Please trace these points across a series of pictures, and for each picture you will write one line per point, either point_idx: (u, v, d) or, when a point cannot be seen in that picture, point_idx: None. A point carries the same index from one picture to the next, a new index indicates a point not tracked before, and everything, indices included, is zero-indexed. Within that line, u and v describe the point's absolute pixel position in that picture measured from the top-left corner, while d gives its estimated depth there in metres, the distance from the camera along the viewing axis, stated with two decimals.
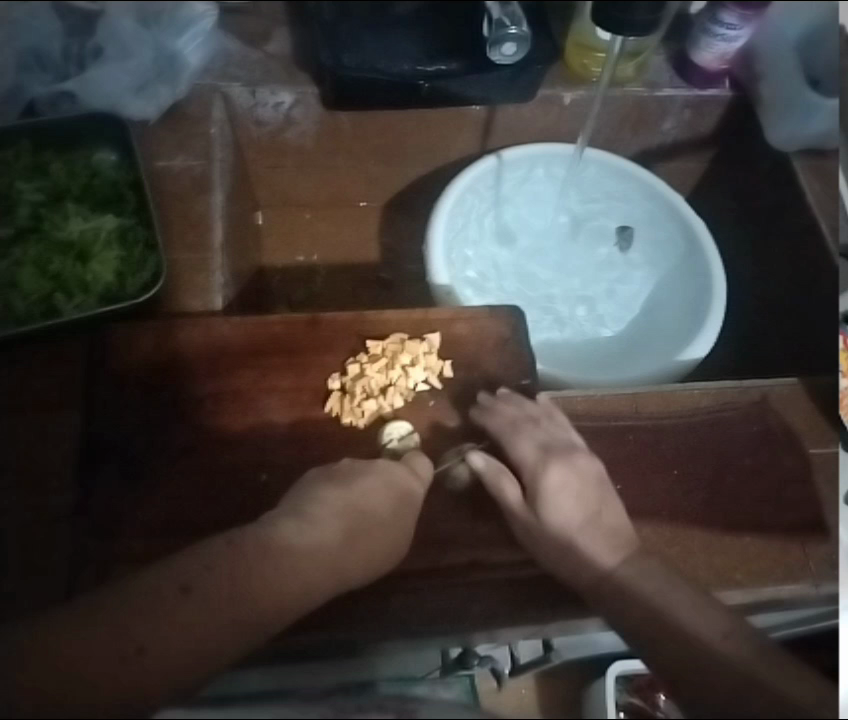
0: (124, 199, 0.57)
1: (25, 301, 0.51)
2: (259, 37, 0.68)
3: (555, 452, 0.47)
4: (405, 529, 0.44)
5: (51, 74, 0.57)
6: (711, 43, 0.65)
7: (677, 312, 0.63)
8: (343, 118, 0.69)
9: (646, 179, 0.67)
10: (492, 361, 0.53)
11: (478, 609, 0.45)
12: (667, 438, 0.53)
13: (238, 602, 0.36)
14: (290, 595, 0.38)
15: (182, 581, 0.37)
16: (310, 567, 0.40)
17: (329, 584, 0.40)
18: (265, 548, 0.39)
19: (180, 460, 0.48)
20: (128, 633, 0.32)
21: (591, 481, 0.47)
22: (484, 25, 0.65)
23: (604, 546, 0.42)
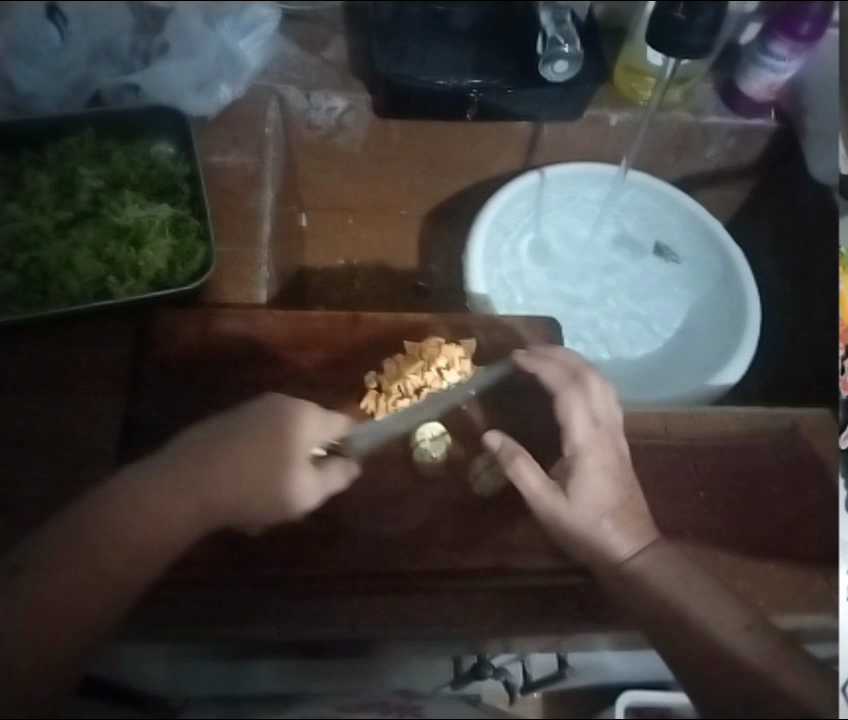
0: (179, 190, 0.59)
1: (79, 282, 0.54)
2: (316, 44, 0.71)
3: (599, 438, 0.49)
4: (293, 489, 0.46)
5: (119, 67, 0.60)
6: (759, 73, 0.65)
7: (711, 337, 0.61)
8: (394, 126, 0.72)
9: (686, 203, 0.65)
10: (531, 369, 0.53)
11: (499, 614, 0.46)
12: (692, 458, 0.53)
13: (93, 569, 0.42)
14: (147, 546, 0.43)
15: (66, 546, 0.43)
16: (172, 522, 0.45)
17: (186, 527, 0.45)
18: (142, 507, 0.44)
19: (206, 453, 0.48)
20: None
21: (625, 465, 0.49)
22: (539, 43, 0.70)
23: (626, 535, 0.45)
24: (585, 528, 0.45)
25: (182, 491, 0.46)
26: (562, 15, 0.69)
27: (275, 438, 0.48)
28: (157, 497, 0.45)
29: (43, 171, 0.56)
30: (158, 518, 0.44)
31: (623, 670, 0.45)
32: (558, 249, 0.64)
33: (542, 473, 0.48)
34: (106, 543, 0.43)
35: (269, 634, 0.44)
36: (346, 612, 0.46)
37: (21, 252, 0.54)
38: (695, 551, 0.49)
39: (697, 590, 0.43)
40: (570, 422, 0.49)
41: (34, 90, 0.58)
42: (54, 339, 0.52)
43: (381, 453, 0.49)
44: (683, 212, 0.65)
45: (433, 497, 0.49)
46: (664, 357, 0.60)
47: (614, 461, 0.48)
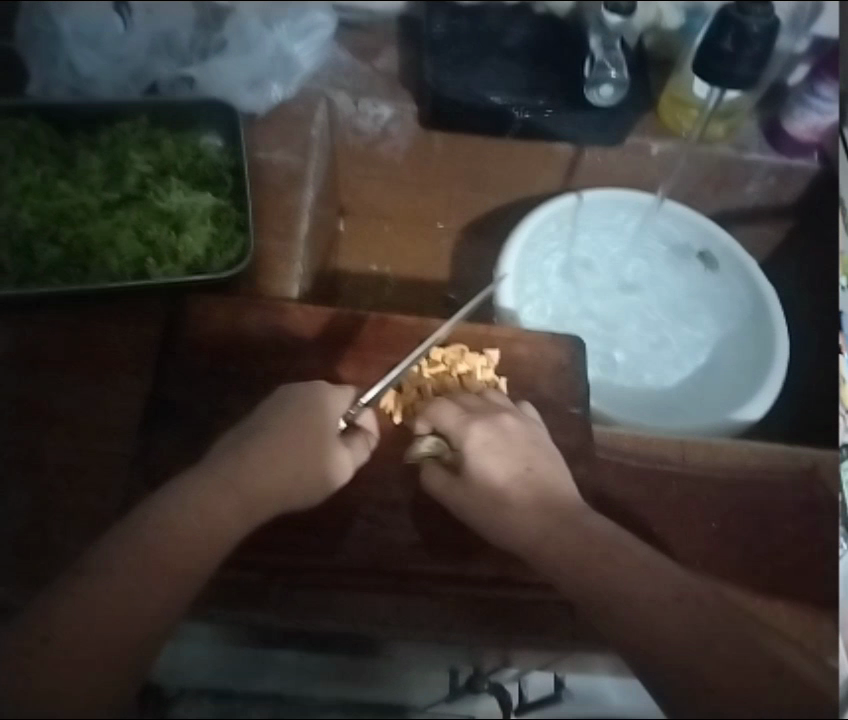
0: (223, 181, 0.60)
1: (119, 261, 0.56)
2: (368, 53, 0.71)
3: (478, 416, 0.51)
4: (324, 477, 0.48)
5: (177, 61, 0.64)
6: (805, 113, 0.68)
7: (733, 375, 0.60)
8: (437, 140, 0.70)
9: (726, 240, 0.65)
10: (547, 385, 0.55)
11: (491, 630, 0.47)
12: (708, 487, 0.53)
13: (151, 567, 0.42)
14: (194, 544, 0.44)
15: (117, 549, 0.43)
16: (220, 512, 0.45)
17: (237, 524, 0.46)
18: (192, 501, 0.45)
19: (250, 455, 0.48)
20: (55, 622, 0.40)
21: (526, 439, 0.51)
22: (586, 66, 0.70)
23: (537, 504, 0.48)
24: (495, 512, 0.48)
25: (225, 488, 0.46)
26: (611, 40, 0.70)
27: (302, 424, 0.49)
28: (203, 491, 0.46)
29: (95, 153, 0.58)
30: (201, 516, 0.45)
31: (616, 703, 0.47)
32: (596, 270, 0.63)
33: (446, 475, 0.50)
34: (164, 542, 0.43)
35: (278, 621, 0.46)
36: (346, 612, 0.46)
37: (67, 228, 0.55)
38: (702, 579, 0.49)
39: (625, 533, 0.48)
40: (451, 410, 0.52)
41: (95, 74, 0.62)
42: (89, 316, 0.53)
43: (398, 452, 0.51)
44: (722, 247, 0.65)
45: (420, 503, 0.49)
46: (681, 393, 0.60)
47: (510, 430, 0.51)
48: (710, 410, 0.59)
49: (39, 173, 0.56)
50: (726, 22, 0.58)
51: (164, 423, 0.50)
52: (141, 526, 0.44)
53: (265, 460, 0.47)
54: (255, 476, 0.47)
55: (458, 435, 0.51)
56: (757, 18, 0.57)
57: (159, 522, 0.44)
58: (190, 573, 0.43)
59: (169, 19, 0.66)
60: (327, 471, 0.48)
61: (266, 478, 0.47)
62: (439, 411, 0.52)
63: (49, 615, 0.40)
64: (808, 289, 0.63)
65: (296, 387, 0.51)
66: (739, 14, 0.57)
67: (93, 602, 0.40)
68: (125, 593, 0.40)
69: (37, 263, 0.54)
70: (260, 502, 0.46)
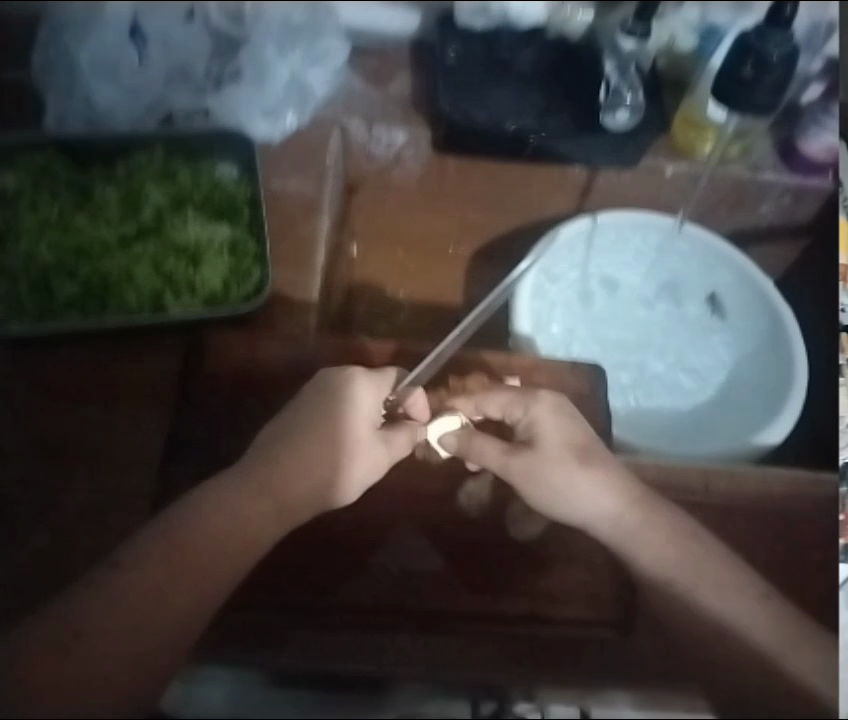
0: (240, 213, 0.60)
1: (137, 295, 0.55)
2: (381, 76, 0.69)
3: (531, 395, 0.54)
4: (352, 482, 0.51)
5: (193, 89, 0.64)
6: (818, 134, 0.68)
7: (750, 403, 0.60)
8: (451, 165, 0.67)
9: (739, 260, 0.65)
10: (572, 409, 0.55)
11: (505, 674, 0.49)
12: (729, 516, 0.53)
13: (184, 567, 0.48)
14: (230, 544, 0.49)
15: (156, 552, 0.48)
16: (243, 524, 0.49)
17: (269, 530, 0.50)
18: (226, 508, 0.49)
19: (279, 463, 0.50)
20: (85, 619, 0.47)
21: (573, 426, 0.54)
22: (602, 89, 0.69)
23: (584, 487, 0.52)
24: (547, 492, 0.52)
25: (258, 494, 0.50)
26: (626, 65, 0.69)
27: (338, 431, 0.52)
28: (229, 502, 0.49)
29: (110, 186, 0.59)
30: (233, 521, 0.49)
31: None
32: (620, 291, 0.64)
33: (497, 448, 0.53)
34: (199, 542, 0.48)
35: (298, 643, 0.48)
36: (375, 651, 0.49)
37: (84, 263, 0.56)
38: (719, 606, 0.51)
39: (663, 542, 0.52)
40: (503, 393, 0.54)
41: (111, 105, 0.62)
42: (106, 350, 0.53)
43: (423, 488, 0.51)
44: (736, 269, 0.65)
45: (447, 538, 0.51)
46: (698, 416, 0.59)
47: (557, 419, 0.54)
48: (729, 437, 0.58)
49: (57, 207, 0.57)
50: None
51: (186, 456, 0.51)
52: (167, 536, 0.49)
53: (295, 471, 0.50)
54: (288, 485, 0.50)
55: (516, 413, 0.54)
56: (777, 46, 0.64)
57: (193, 528, 0.49)
58: (207, 586, 0.48)
59: (184, 49, 0.66)
60: (357, 476, 0.51)
61: (295, 488, 0.50)
62: (491, 392, 0.54)
63: (80, 609, 0.47)
64: (822, 315, 0.64)
65: (333, 379, 0.54)
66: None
67: (116, 607, 0.47)
68: (153, 601, 0.47)
69: (56, 299, 0.54)
70: (290, 511, 0.50)
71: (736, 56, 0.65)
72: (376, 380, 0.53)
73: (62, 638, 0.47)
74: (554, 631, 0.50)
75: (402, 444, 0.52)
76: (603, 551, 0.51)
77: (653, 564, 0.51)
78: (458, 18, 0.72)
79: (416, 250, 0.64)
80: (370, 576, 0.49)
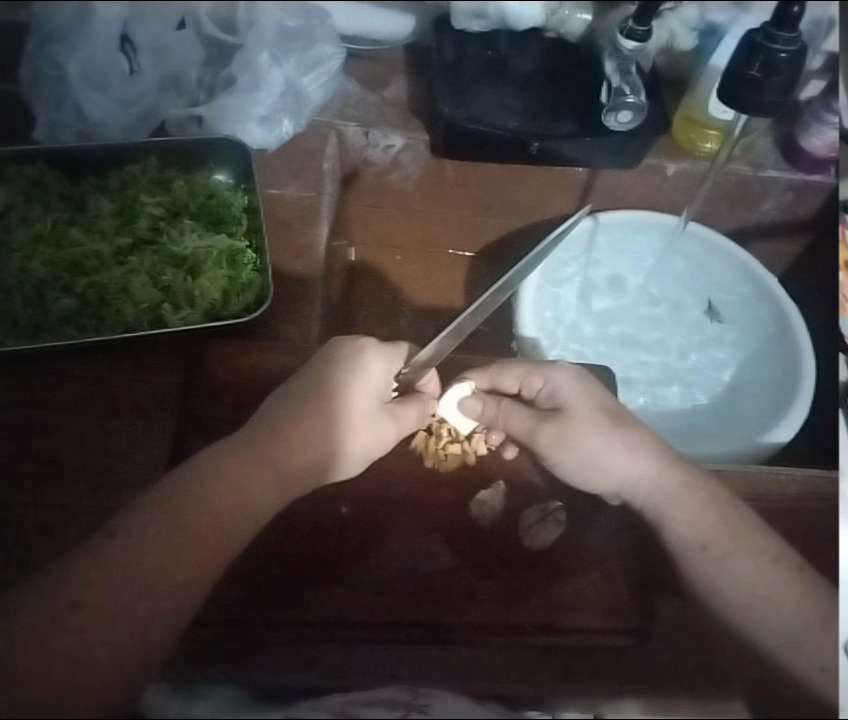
0: (238, 221, 0.60)
1: (135, 308, 0.55)
2: (377, 82, 0.69)
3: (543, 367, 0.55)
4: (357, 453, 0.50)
5: (185, 99, 0.64)
6: (822, 129, 0.67)
7: (759, 402, 0.59)
8: (448, 167, 0.67)
9: (739, 255, 0.64)
10: (583, 408, 0.53)
11: (533, 688, 0.44)
12: (751, 513, 0.50)
13: (185, 533, 0.45)
14: (229, 515, 0.47)
15: (154, 520, 0.46)
16: (248, 493, 0.48)
17: (271, 500, 0.48)
18: (226, 476, 0.48)
19: (282, 434, 0.50)
20: (81, 588, 0.42)
21: (586, 393, 0.54)
22: (603, 90, 0.68)
23: (613, 450, 0.51)
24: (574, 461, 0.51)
25: (258, 461, 0.49)
26: (627, 65, 0.66)
27: (345, 403, 0.52)
28: (235, 469, 0.48)
29: (105, 197, 0.58)
30: (234, 489, 0.48)
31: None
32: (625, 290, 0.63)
33: (525, 420, 0.53)
34: (198, 511, 0.46)
35: (305, 634, 0.44)
36: (384, 666, 0.44)
37: (80, 276, 0.55)
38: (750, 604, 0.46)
39: (700, 510, 0.49)
40: (513, 370, 0.55)
41: (103, 117, 0.62)
42: (105, 364, 0.52)
43: (433, 499, 0.50)
44: (737, 265, 0.64)
45: (462, 548, 0.48)
46: (706, 414, 0.58)
47: (570, 386, 0.54)
48: (737, 437, 0.57)
49: (49, 220, 0.57)
50: (752, 50, 0.53)
51: (188, 469, 0.48)
52: (169, 504, 0.46)
53: (302, 439, 0.50)
54: (289, 454, 0.50)
55: (531, 386, 0.54)
56: (786, 43, 0.53)
57: (192, 498, 0.47)
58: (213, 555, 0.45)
59: (178, 57, 0.64)
60: (363, 448, 0.50)
61: (304, 455, 0.50)
62: (502, 371, 0.54)
63: (73, 577, 0.43)
64: (825, 308, 0.63)
65: (346, 348, 0.54)
66: (766, 44, 0.53)
67: (121, 571, 0.43)
68: (155, 569, 0.44)
69: (50, 314, 0.53)
70: (292, 481, 0.49)
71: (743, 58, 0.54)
72: (389, 354, 0.54)
73: (51, 612, 0.42)
74: (576, 636, 0.46)
75: (413, 418, 0.52)
76: (621, 562, 0.49)
77: (691, 530, 0.48)
78: (455, 22, 0.70)
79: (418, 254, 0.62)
80: (380, 593, 0.46)
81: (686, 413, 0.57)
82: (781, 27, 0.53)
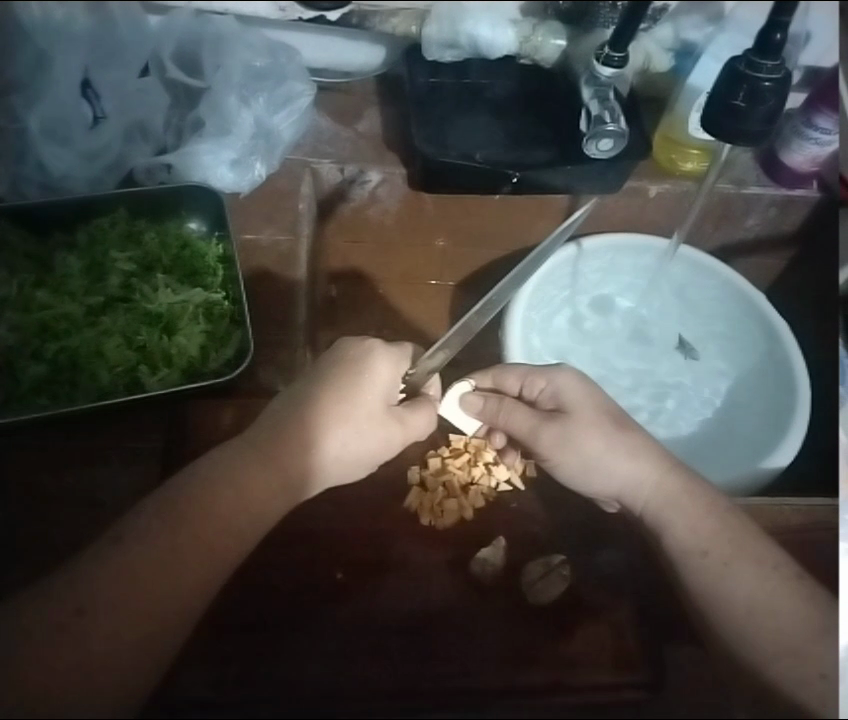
0: (214, 272, 0.61)
1: (111, 372, 0.54)
2: (350, 115, 0.68)
3: (546, 371, 0.58)
4: (363, 451, 0.52)
5: (152, 145, 0.62)
6: (804, 145, 0.63)
7: (755, 427, 0.58)
8: (428, 199, 0.65)
9: (724, 273, 0.62)
10: (585, 416, 0.56)
11: None
12: (750, 532, 0.49)
13: (193, 532, 0.47)
14: (234, 518, 0.49)
15: (159, 529, 0.47)
16: (261, 491, 0.50)
17: (275, 504, 0.50)
18: (231, 480, 0.50)
19: (284, 439, 0.53)
20: (85, 595, 0.43)
21: (585, 398, 0.57)
22: (583, 118, 0.65)
23: (606, 442, 0.55)
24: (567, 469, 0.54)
25: (264, 462, 0.51)
26: (604, 92, 0.63)
27: (352, 405, 0.56)
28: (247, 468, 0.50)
29: (73, 254, 0.57)
30: (240, 493, 0.50)
31: None
32: (612, 319, 0.63)
33: (530, 420, 0.56)
34: (204, 516, 0.48)
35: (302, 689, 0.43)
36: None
37: (50, 341, 0.53)
38: (758, 637, 0.45)
39: (700, 515, 0.50)
40: (514, 376, 0.58)
41: (68, 172, 0.60)
42: (83, 427, 0.50)
43: (434, 555, 0.48)
44: (724, 285, 0.62)
45: (466, 606, 0.46)
46: (695, 439, 0.58)
47: (570, 390, 0.57)
48: (736, 466, 0.56)
49: (16, 283, 0.54)
50: (737, 79, 0.53)
51: (181, 520, 0.48)
52: (179, 503, 0.48)
53: (307, 443, 0.53)
54: (294, 456, 0.52)
55: (532, 387, 0.57)
56: (771, 71, 0.52)
57: (198, 502, 0.49)
58: (221, 555, 0.47)
59: (147, 102, 0.60)
60: (371, 446, 0.53)
61: (318, 454, 0.53)
62: (503, 376, 0.58)
63: (80, 584, 0.44)
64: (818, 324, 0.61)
65: (355, 349, 0.57)
66: (751, 72, 0.52)
67: (123, 578, 0.44)
68: (160, 568, 0.45)
69: (21, 383, 0.52)
70: (297, 482, 0.51)
71: (726, 85, 0.53)
72: (396, 355, 0.58)
73: (60, 619, 0.43)
74: (584, 692, 0.44)
75: (423, 421, 0.55)
76: (629, 615, 0.46)
77: (692, 536, 0.48)
78: (427, 53, 0.64)
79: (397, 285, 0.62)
80: (382, 662, 0.45)
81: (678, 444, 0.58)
82: (764, 55, 0.52)
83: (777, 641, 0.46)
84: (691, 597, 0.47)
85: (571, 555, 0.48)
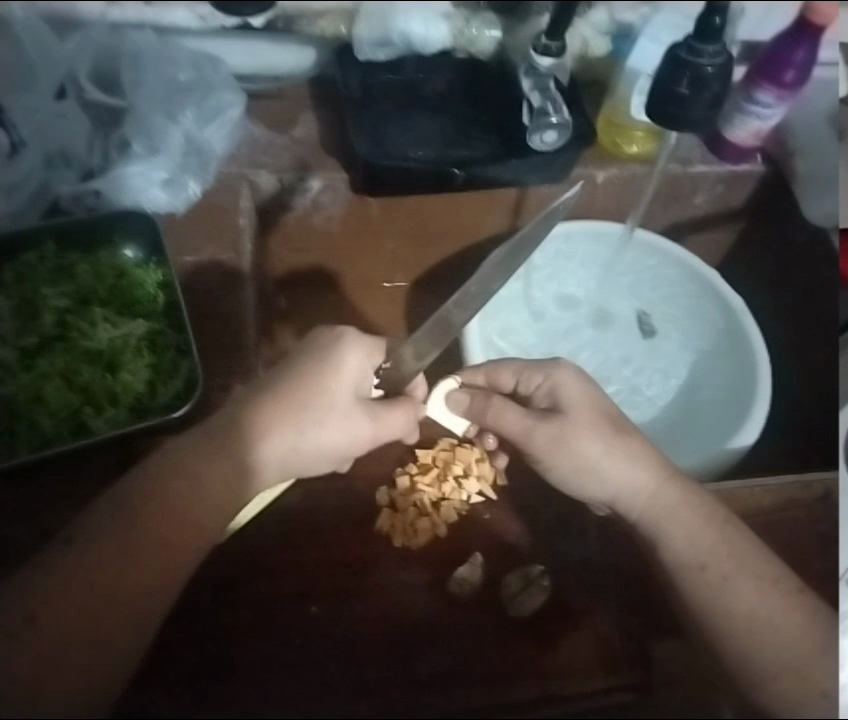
0: (155, 300, 0.60)
1: (53, 419, 0.55)
2: (286, 122, 0.64)
3: (541, 366, 0.56)
4: (330, 445, 0.52)
5: (76, 171, 0.61)
6: (745, 121, 0.58)
7: (719, 410, 0.57)
8: (373, 204, 0.63)
9: (672, 250, 0.61)
10: (583, 412, 0.55)
11: None
12: (749, 542, 0.47)
13: (153, 529, 0.47)
14: (197, 511, 0.48)
15: (118, 527, 0.47)
16: (221, 485, 0.50)
17: (235, 500, 0.49)
18: (189, 475, 0.51)
19: (239, 436, 0.55)
20: (41, 601, 0.43)
21: (578, 390, 0.56)
22: (526, 113, 0.63)
23: (591, 439, 0.54)
24: (559, 468, 0.52)
25: (221, 459, 0.52)
26: (544, 81, 0.61)
27: (318, 400, 0.57)
28: (201, 463, 0.51)
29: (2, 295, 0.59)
30: (197, 492, 0.49)
31: None
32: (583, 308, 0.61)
33: (521, 417, 0.55)
34: (161, 509, 0.49)
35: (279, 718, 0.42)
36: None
37: None
38: (754, 649, 0.44)
39: (699, 526, 0.48)
40: (509, 371, 0.56)
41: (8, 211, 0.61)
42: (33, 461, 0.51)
43: (408, 576, 0.47)
44: (672, 263, 0.61)
45: (445, 625, 0.45)
46: (662, 423, 0.58)
47: (567, 381, 0.56)
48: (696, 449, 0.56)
49: None
50: (680, 67, 0.51)
51: (144, 523, 0.48)
52: (140, 498, 0.49)
53: (271, 438, 0.55)
54: (253, 449, 0.54)
55: (528, 383, 0.57)
56: (712, 55, 0.51)
57: (157, 501, 0.49)
58: (181, 549, 0.46)
59: (64, 127, 0.59)
60: (343, 444, 0.52)
61: (278, 451, 0.53)
62: (498, 372, 0.56)
63: (40, 592, 0.44)
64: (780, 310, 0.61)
65: (325, 340, 0.56)
66: (691, 58, 0.51)
67: (78, 576, 0.44)
68: (120, 569, 0.45)
69: None
70: (258, 472, 0.52)
71: (668, 72, 0.52)
72: (369, 347, 0.56)
73: (14, 627, 0.43)
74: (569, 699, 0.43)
75: (399, 422, 0.52)
76: (612, 618, 0.46)
77: (689, 549, 0.47)
78: (359, 52, 0.62)
79: (356, 287, 0.61)
80: (364, 695, 0.43)
81: (647, 426, 0.58)
82: (704, 41, 0.51)
83: (776, 659, 0.44)
84: (683, 606, 0.45)
85: (550, 566, 0.47)
